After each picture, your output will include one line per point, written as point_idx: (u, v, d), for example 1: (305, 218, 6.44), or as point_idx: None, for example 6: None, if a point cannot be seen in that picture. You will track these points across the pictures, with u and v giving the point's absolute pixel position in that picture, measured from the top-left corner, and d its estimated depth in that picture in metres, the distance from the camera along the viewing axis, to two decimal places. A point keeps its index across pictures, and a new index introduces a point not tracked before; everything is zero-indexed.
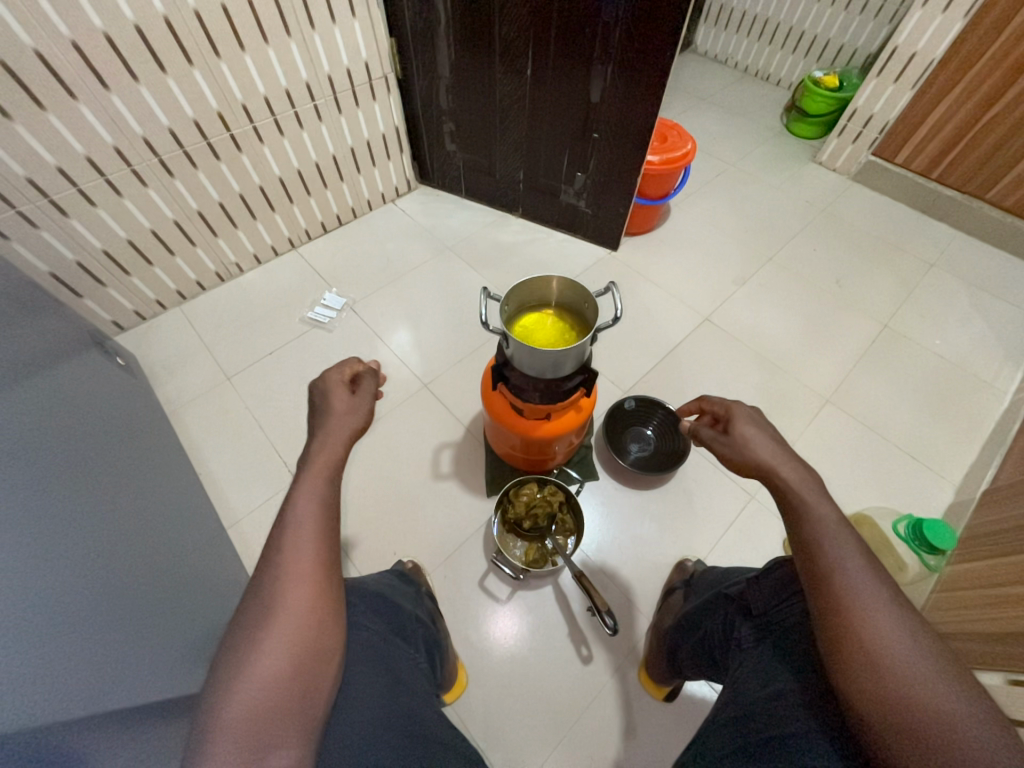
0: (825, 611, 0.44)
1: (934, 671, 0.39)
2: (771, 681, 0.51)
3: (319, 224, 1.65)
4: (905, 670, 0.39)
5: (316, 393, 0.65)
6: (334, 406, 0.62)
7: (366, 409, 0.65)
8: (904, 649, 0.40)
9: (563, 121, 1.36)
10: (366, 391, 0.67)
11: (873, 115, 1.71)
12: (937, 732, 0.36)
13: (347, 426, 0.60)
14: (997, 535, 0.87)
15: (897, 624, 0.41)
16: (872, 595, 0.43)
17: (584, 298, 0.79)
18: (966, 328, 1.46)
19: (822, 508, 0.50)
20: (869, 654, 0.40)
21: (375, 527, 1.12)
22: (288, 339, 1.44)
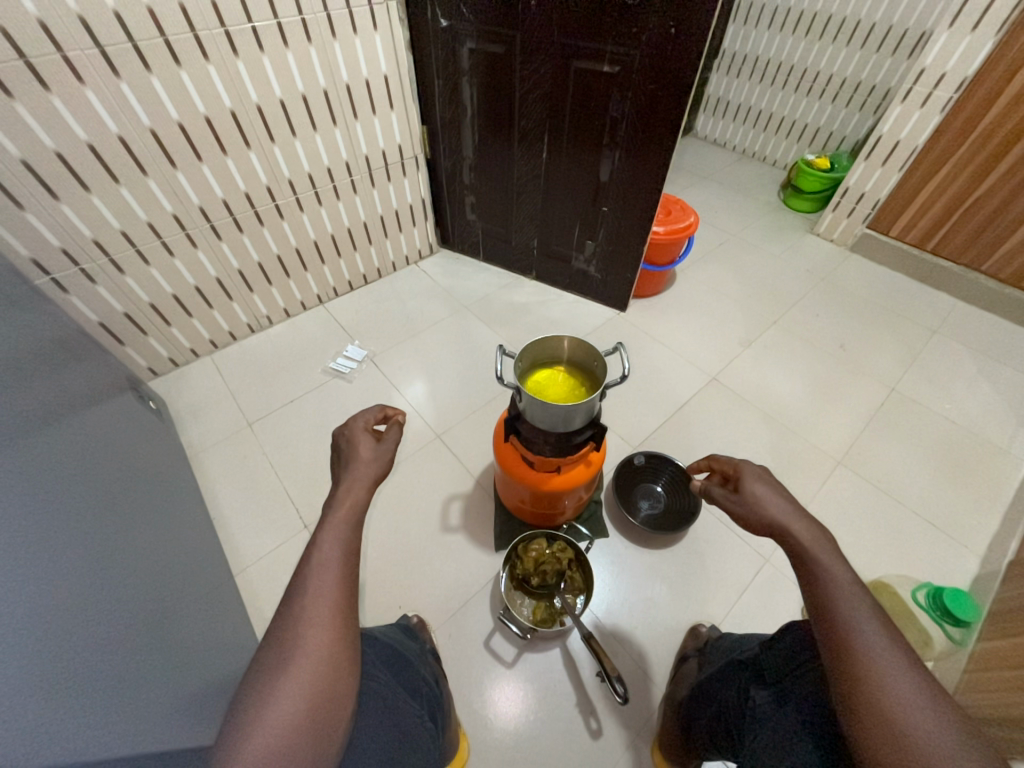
0: (845, 679, 0.43)
1: (959, 744, 0.37)
2: (786, 755, 0.49)
3: (347, 282, 1.77)
4: (924, 745, 0.38)
5: (342, 442, 0.69)
6: (359, 452, 0.66)
7: (391, 453, 0.68)
8: (923, 722, 0.39)
9: (574, 196, 1.49)
10: (393, 437, 0.71)
11: (864, 193, 1.84)
12: None
13: (371, 470, 0.64)
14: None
15: (915, 690, 0.40)
16: (891, 662, 0.42)
17: (593, 356, 0.83)
18: (974, 393, 1.47)
19: (836, 568, 0.50)
20: (888, 726, 0.39)
21: (382, 579, 1.11)
22: (309, 387, 1.50)
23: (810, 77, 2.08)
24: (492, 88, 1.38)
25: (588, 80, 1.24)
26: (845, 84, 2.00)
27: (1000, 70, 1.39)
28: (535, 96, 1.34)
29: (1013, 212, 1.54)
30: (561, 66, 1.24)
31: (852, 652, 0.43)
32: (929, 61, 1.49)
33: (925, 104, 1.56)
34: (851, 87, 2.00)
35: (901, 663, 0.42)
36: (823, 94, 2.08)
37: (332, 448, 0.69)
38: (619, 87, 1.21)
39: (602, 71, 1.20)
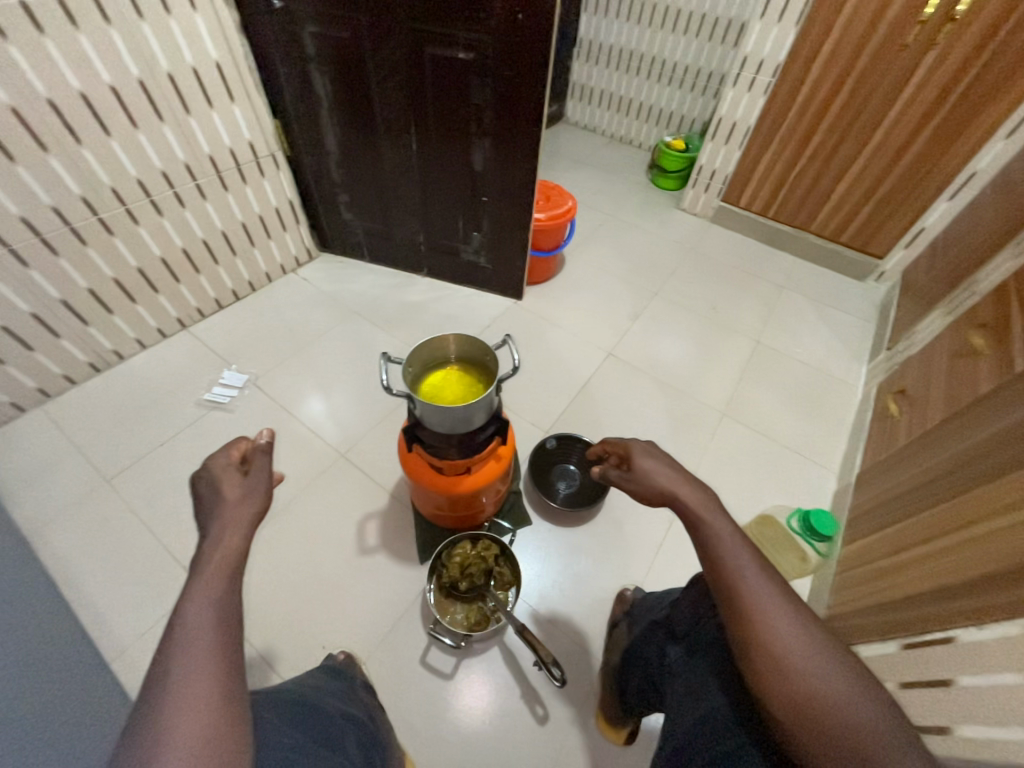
0: (735, 621, 0.47)
1: (825, 659, 0.43)
2: (698, 702, 0.53)
3: (213, 301, 1.56)
4: (803, 668, 0.42)
5: (202, 483, 0.59)
6: (226, 494, 0.57)
7: (265, 487, 0.61)
8: (800, 647, 0.44)
9: (452, 187, 1.46)
10: (262, 466, 0.63)
11: (715, 170, 2.04)
12: (833, 722, 0.40)
13: (246, 511, 0.56)
14: (884, 510, 1.00)
15: (789, 619, 0.46)
16: (770, 598, 0.47)
17: (484, 350, 0.82)
18: (818, 337, 1.72)
19: (720, 523, 0.54)
20: (771, 658, 0.44)
21: (299, 621, 1.02)
22: (181, 426, 1.31)
23: (658, 64, 2.24)
24: (346, 76, 1.28)
25: (445, 67, 1.20)
26: (688, 71, 2.19)
27: (802, 57, 1.61)
28: (394, 84, 1.27)
29: (827, 180, 1.80)
30: (415, 51, 1.19)
31: (737, 595, 0.48)
32: (749, 50, 1.69)
33: (751, 88, 1.77)
34: (693, 73, 2.19)
35: (777, 598, 0.47)
36: (671, 81, 2.26)
37: (190, 492, 0.59)
38: (478, 74, 1.19)
39: (458, 58, 1.17)
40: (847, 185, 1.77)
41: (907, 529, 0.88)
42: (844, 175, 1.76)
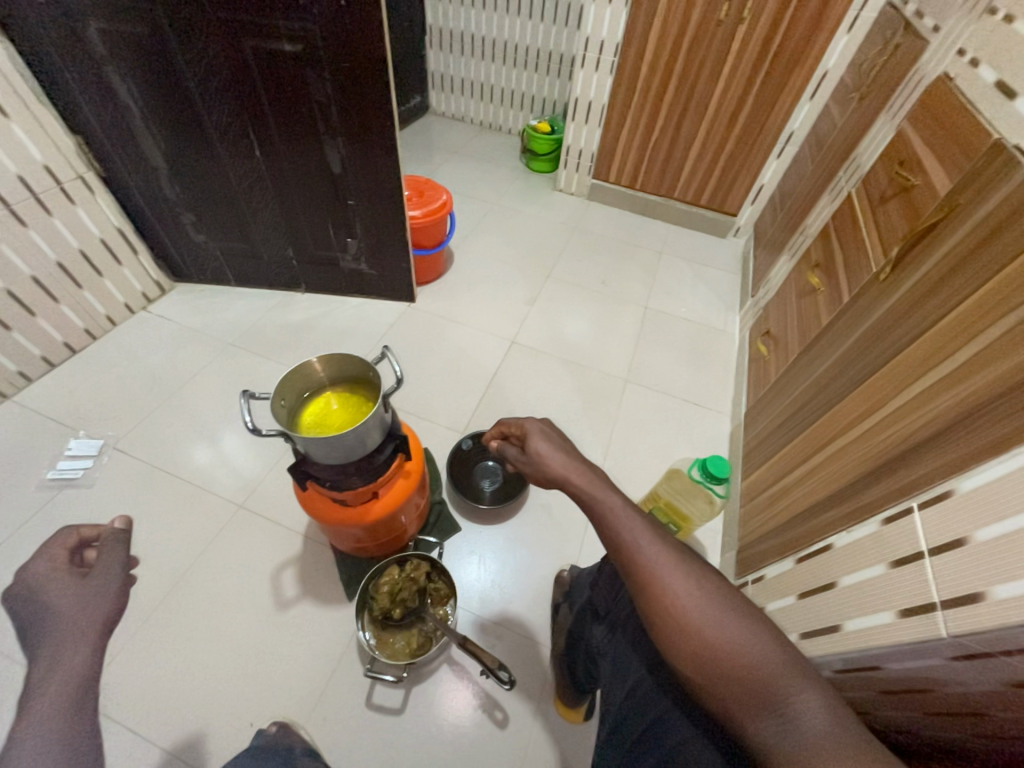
0: (635, 593, 0.49)
1: (714, 604, 0.46)
2: (628, 674, 0.56)
3: (41, 359, 1.30)
4: (696, 620, 0.45)
5: (18, 601, 0.48)
6: (57, 608, 0.48)
7: (116, 586, 0.51)
8: (691, 600, 0.46)
9: (313, 194, 1.34)
10: (113, 562, 0.53)
11: (581, 149, 2.11)
12: (729, 663, 0.43)
13: (95, 613, 0.48)
14: (768, 441, 1.11)
15: (684, 579, 0.48)
16: (661, 562, 0.49)
17: (364, 367, 0.76)
18: (696, 294, 1.87)
19: (610, 497, 0.55)
20: (670, 621, 0.46)
21: (216, 704, 0.90)
22: (23, 516, 1.08)
23: (511, 49, 2.25)
24: (155, 79, 1.11)
25: (272, 62, 1.09)
26: (540, 54, 2.22)
27: (637, 36, 1.70)
28: (217, 84, 1.12)
29: (680, 150, 1.95)
30: (234, 46, 1.06)
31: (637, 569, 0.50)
32: (590, 31, 1.75)
33: (599, 68, 1.84)
34: (545, 57, 2.23)
35: (671, 562, 0.49)
36: (527, 65, 2.29)
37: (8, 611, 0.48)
38: (312, 67, 1.09)
39: (285, 50, 1.06)
40: (697, 152, 1.92)
41: (787, 453, 0.98)
42: (692, 143, 1.91)
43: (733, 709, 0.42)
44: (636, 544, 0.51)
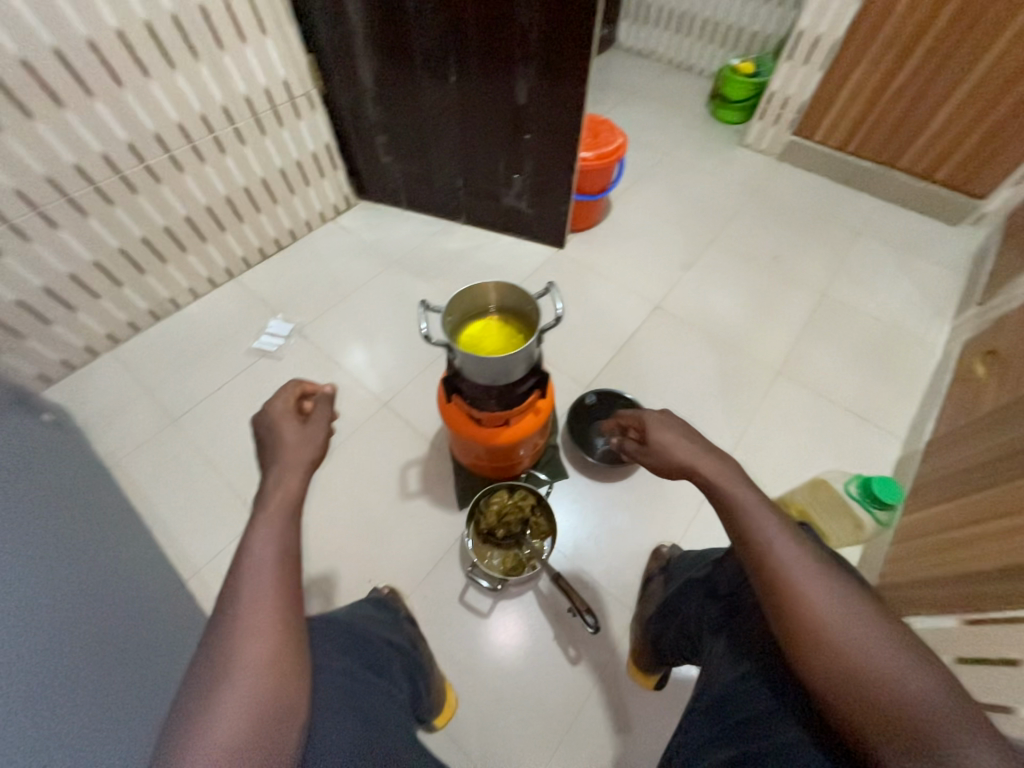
0: (768, 594, 0.47)
1: (865, 626, 0.42)
2: (740, 661, 0.56)
3: (258, 250, 1.58)
4: (841, 637, 0.42)
5: (263, 426, 0.61)
6: (286, 439, 0.59)
7: (322, 433, 0.62)
8: (837, 616, 0.43)
9: (493, 126, 1.36)
10: (321, 415, 0.64)
11: (789, 97, 1.80)
12: (878, 692, 0.40)
13: (306, 453, 0.58)
14: (950, 479, 0.93)
15: (831, 591, 0.45)
16: (803, 569, 0.46)
17: (525, 299, 0.79)
18: (894, 290, 1.55)
19: (743, 495, 0.52)
20: (809, 630, 0.43)
21: (347, 557, 1.09)
22: (236, 372, 1.37)
23: None
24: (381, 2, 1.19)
25: None
26: None
27: None
28: (432, 7, 1.17)
29: (927, 105, 1.56)
30: None
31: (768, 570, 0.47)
32: None
33: None
34: None
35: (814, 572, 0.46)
36: None
37: (253, 431, 0.61)
38: None
39: None
40: (952, 109, 1.53)
41: (973, 500, 0.81)
42: (947, 96, 1.51)
43: (876, 738, 0.39)
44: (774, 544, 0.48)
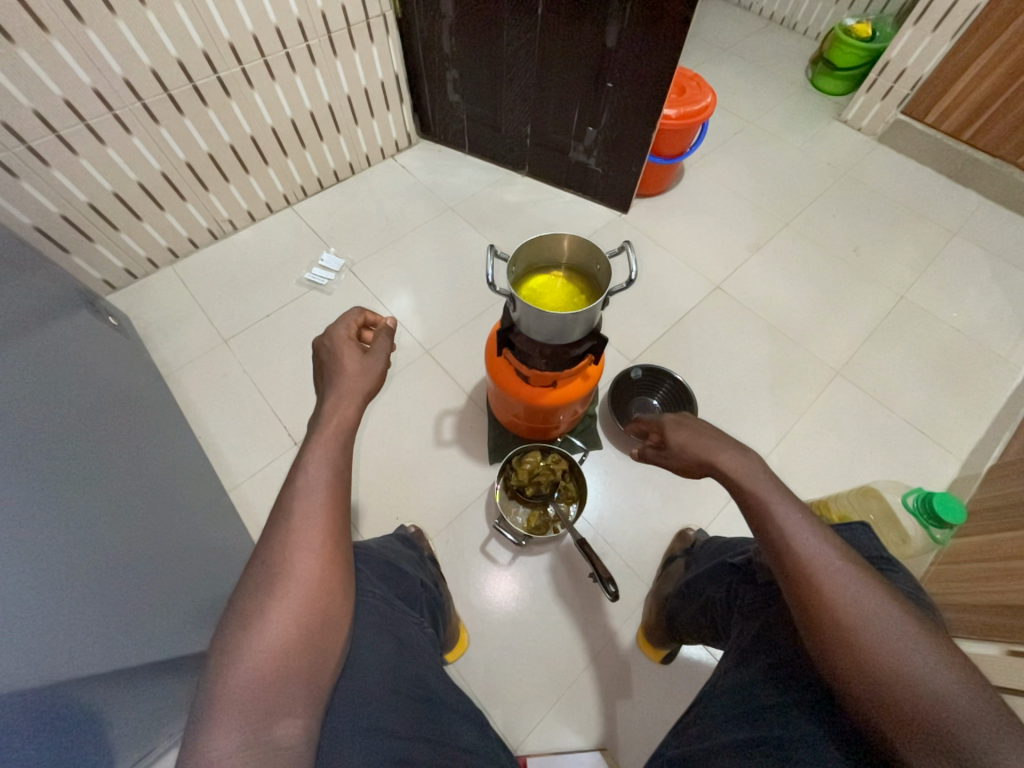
0: (790, 589, 0.46)
1: (895, 625, 0.41)
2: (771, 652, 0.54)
3: (316, 180, 1.56)
4: (866, 634, 0.41)
5: (327, 352, 0.64)
6: (345, 367, 0.62)
7: (380, 367, 0.65)
8: (863, 613, 0.42)
9: (575, 70, 1.27)
10: (382, 347, 0.67)
11: (906, 69, 1.61)
12: (905, 694, 0.38)
13: (361, 383, 0.61)
14: (1010, 508, 0.88)
15: (865, 590, 0.43)
16: (828, 564, 0.45)
17: (597, 260, 0.77)
18: (984, 300, 1.41)
19: (764, 489, 0.51)
20: (832, 628, 0.42)
21: (378, 492, 1.12)
22: (286, 300, 1.39)
23: None
24: None
25: None
26: None
27: None
28: None
29: None
30: None
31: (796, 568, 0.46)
32: None
33: None
34: None
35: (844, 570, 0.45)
36: None
37: (314, 359, 0.65)
38: None
39: None
40: None
41: None
42: None
43: (901, 740, 0.38)
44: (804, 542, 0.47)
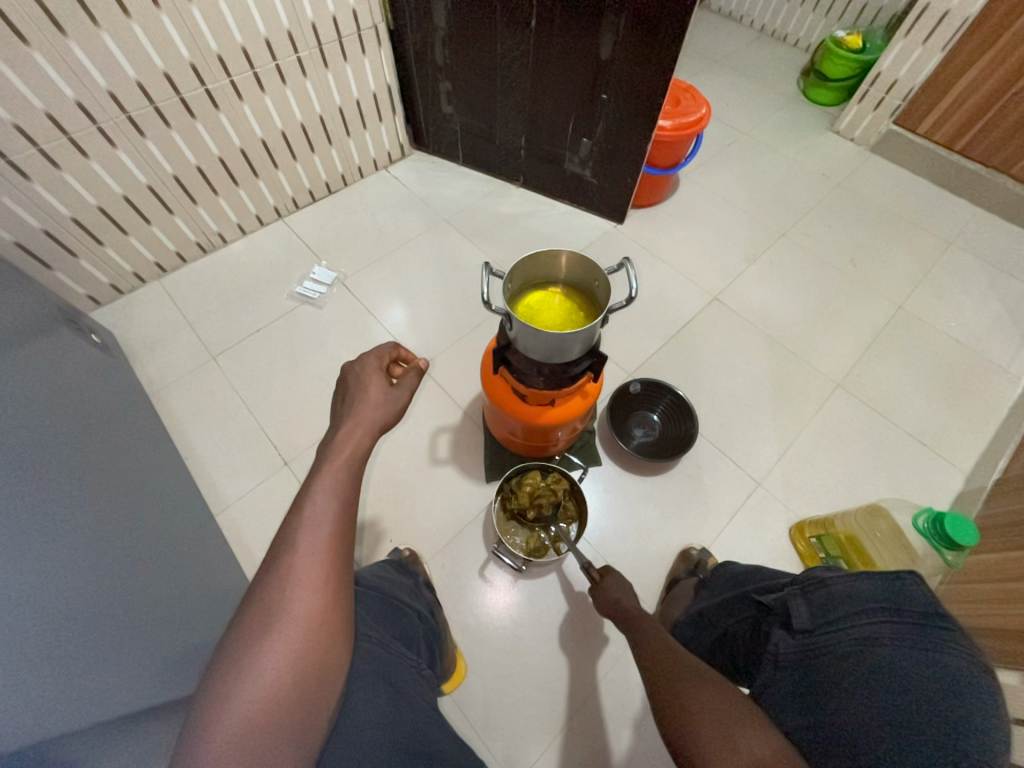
0: (652, 682, 0.56)
1: (714, 691, 0.50)
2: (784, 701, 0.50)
3: (308, 192, 1.54)
4: (693, 697, 0.50)
5: (351, 377, 0.62)
6: (367, 393, 0.60)
7: (403, 401, 0.62)
8: (693, 686, 0.52)
9: (570, 81, 1.26)
10: (409, 384, 0.64)
11: (897, 80, 1.61)
12: (718, 735, 0.45)
13: (378, 411, 0.59)
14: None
15: (698, 673, 0.54)
16: (677, 661, 0.57)
17: (596, 277, 0.75)
18: (981, 309, 1.41)
19: (650, 627, 0.68)
20: (672, 699, 0.52)
21: (371, 514, 1.09)
22: (276, 315, 1.36)
23: None
24: None
25: None
26: None
27: None
28: None
29: None
30: None
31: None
32: None
33: None
34: None
35: (725, 704, 0.48)
36: None
37: (337, 383, 0.63)
38: None
39: None
40: None
41: None
42: None
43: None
44: (692, 710, 0.49)
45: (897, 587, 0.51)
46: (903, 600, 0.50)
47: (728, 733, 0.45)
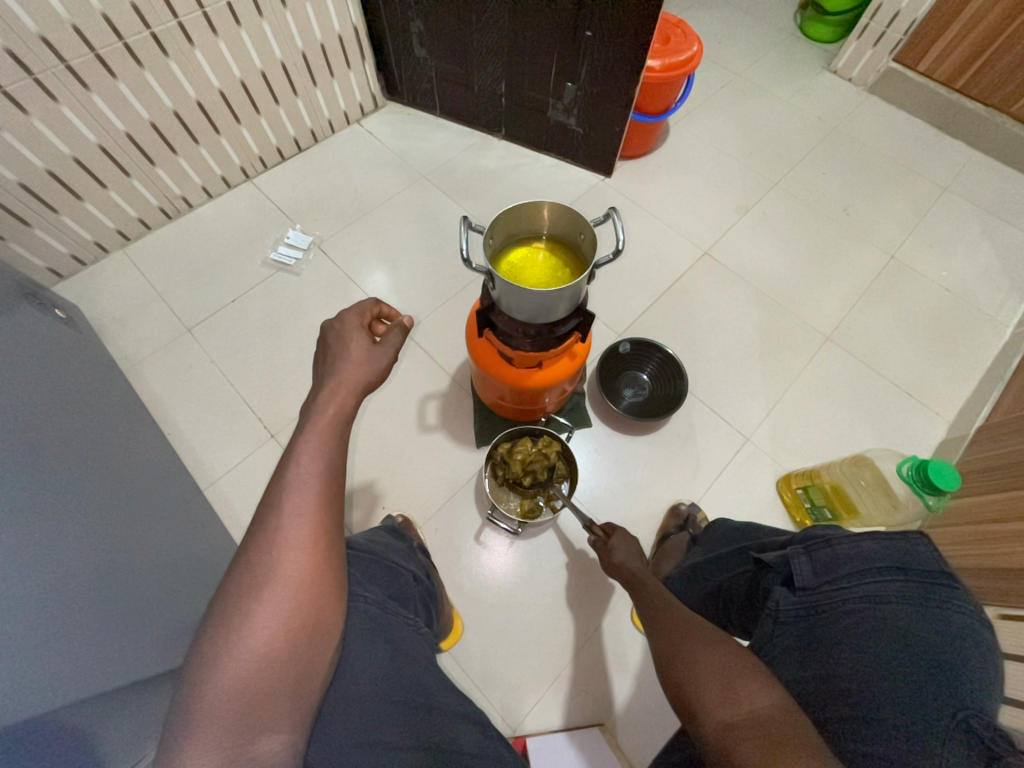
0: (654, 639, 0.57)
1: (715, 647, 0.51)
2: (780, 646, 0.52)
3: (275, 150, 1.45)
4: (693, 653, 0.51)
5: (332, 336, 0.59)
6: (349, 353, 0.57)
7: (387, 360, 0.59)
8: (694, 642, 0.52)
9: (551, 18, 1.16)
10: (392, 342, 0.61)
11: (899, 12, 1.52)
12: (721, 692, 0.46)
13: (362, 372, 0.56)
14: (1006, 471, 0.88)
15: (698, 629, 0.54)
16: (677, 616, 0.58)
17: (582, 230, 0.71)
18: (974, 257, 1.39)
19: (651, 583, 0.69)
20: (673, 655, 0.52)
21: (361, 482, 1.08)
22: (251, 284, 1.30)
23: None
24: None
25: None
26: None
27: None
28: None
29: None
30: None
31: (708, 723, 0.45)
32: None
33: None
34: None
35: (727, 659, 0.49)
36: None
37: (318, 343, 0.60)
38: None
39: None
40: None
41: None
42: None
43: (725, 732, 0.44)
44: (693, 667, 0.50)
45: (904, 550, 0.52)
46: (910, 561, 0.51)
47: (730, 686, 0.46)
